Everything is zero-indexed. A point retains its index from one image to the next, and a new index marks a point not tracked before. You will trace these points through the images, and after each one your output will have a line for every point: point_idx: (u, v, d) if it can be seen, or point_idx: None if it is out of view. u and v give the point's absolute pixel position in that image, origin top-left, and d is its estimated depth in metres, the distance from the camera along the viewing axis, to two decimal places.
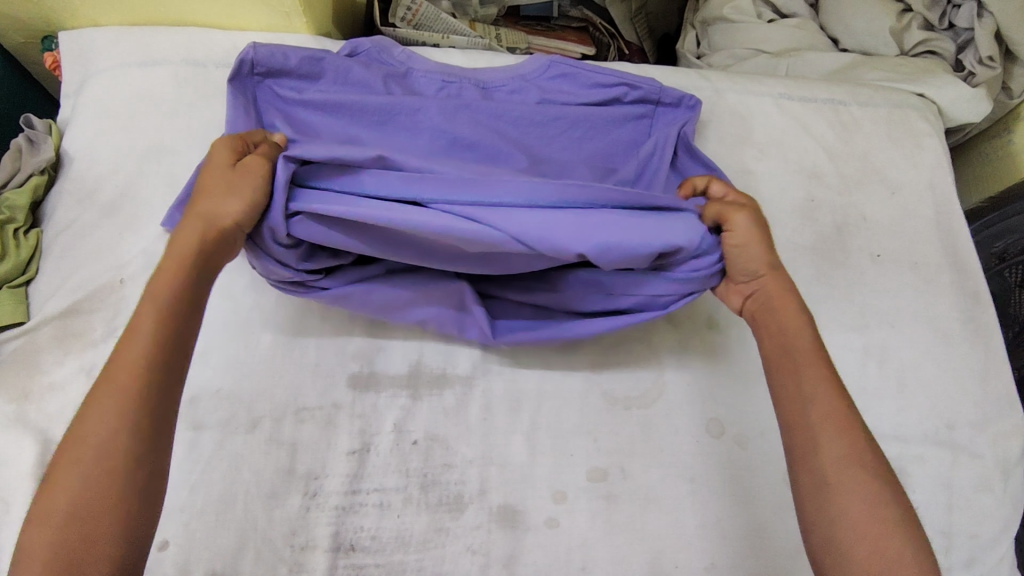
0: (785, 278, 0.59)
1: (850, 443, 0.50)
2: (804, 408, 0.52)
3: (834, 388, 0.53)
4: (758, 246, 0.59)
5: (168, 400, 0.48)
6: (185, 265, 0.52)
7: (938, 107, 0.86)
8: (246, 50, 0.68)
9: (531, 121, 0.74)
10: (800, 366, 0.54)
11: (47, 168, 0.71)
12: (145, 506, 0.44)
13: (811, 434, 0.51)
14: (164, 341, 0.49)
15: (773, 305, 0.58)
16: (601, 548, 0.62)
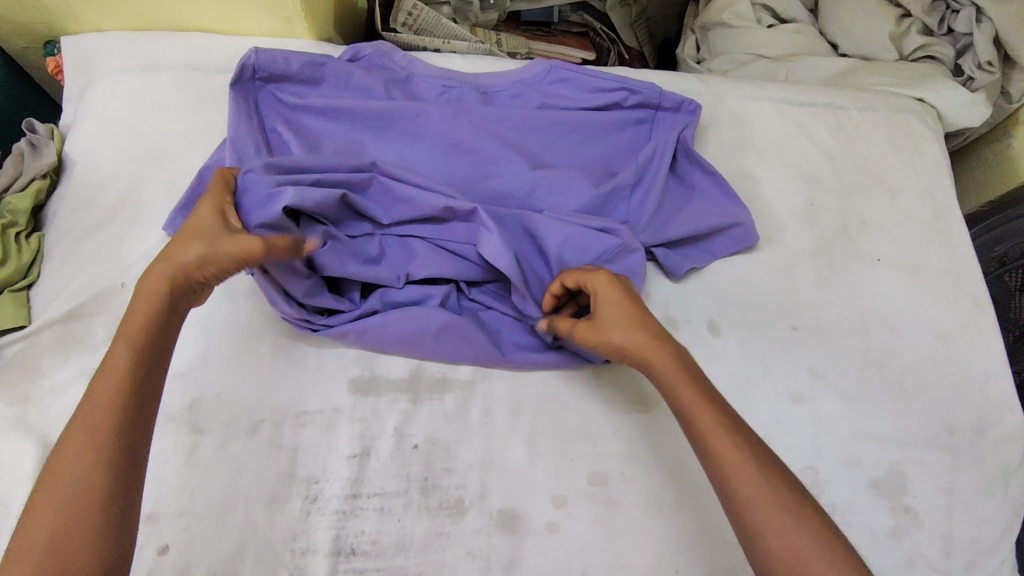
0: (649, 330, 0.55)
1: (762, 485, 0.47)
2: (712, 462, 0.48)
3: (733, 434, 0.49)
4: (617, 323, 0.56)
5: (142, 434, 0.48)
6: (158, 308, 0.51)
7: (937, 111, 0.87)
8: (248, 55, 0.68)
9: (531, 126, 0.75)
10: (696, 413, 0.50)
11: (49, 172, 0.72)
12: (124, 533, 0.44)
13: (727, 479, 0.47)
14: (139, 379, 0.48)
15: (649, 361, 0.54)
16: (601, 553, 0.62)
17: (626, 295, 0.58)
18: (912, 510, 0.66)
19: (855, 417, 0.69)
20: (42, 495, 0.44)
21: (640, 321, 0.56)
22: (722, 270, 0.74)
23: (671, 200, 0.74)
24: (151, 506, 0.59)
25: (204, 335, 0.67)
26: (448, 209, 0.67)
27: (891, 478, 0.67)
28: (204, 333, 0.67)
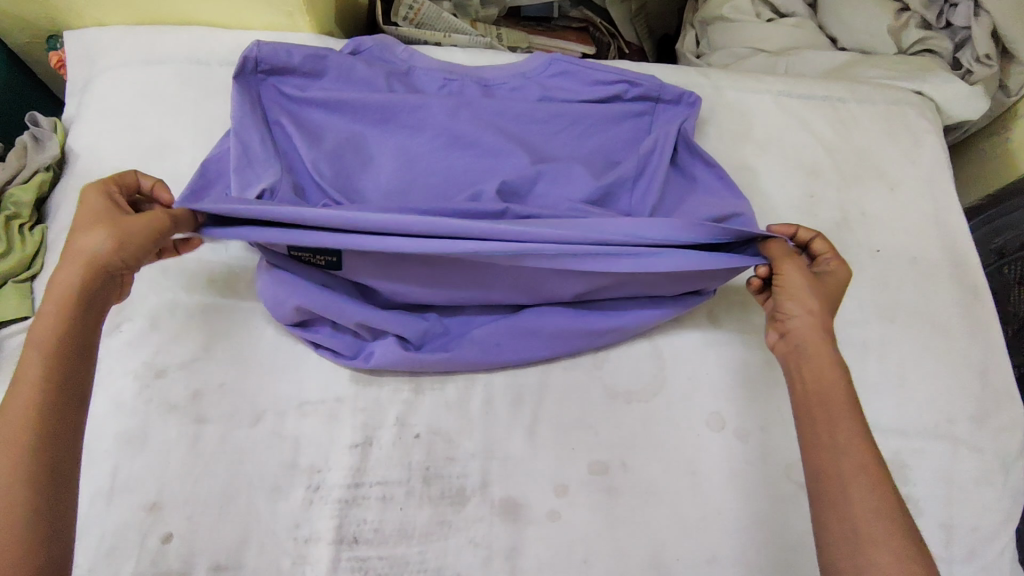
0: (826, 326, 0.57)
1: (880, 498, 0.49)
2: (836, 462, 0.51)
3: (866, 443, 0.51)
4: (806, 295, 0.58)
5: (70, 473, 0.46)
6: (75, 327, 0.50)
7: (935, 104, 0.87)
8: (250, 47, 0.69)
9: (531, 117, 0.75)
10: (834, 417, 0.53)
11: (53, 165, 0.72)
12: (57, 543, 0.44)
13: (841, 486, 0.50)
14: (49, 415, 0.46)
15: (805, 344, 0.57)
16: (602, 541, 0.62)
17: (837, 288, 0.60)
18: (911, 499, 0.67)
19: None
20: None
21: (828, 311, 0.58)
22: None
23: (671, 192, 0.75)
24: (154, 495, 0.60)
25: (206, 325, 0.67)
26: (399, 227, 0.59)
27: (891, 467, 0.68)
28: (206, 324, 0.67)
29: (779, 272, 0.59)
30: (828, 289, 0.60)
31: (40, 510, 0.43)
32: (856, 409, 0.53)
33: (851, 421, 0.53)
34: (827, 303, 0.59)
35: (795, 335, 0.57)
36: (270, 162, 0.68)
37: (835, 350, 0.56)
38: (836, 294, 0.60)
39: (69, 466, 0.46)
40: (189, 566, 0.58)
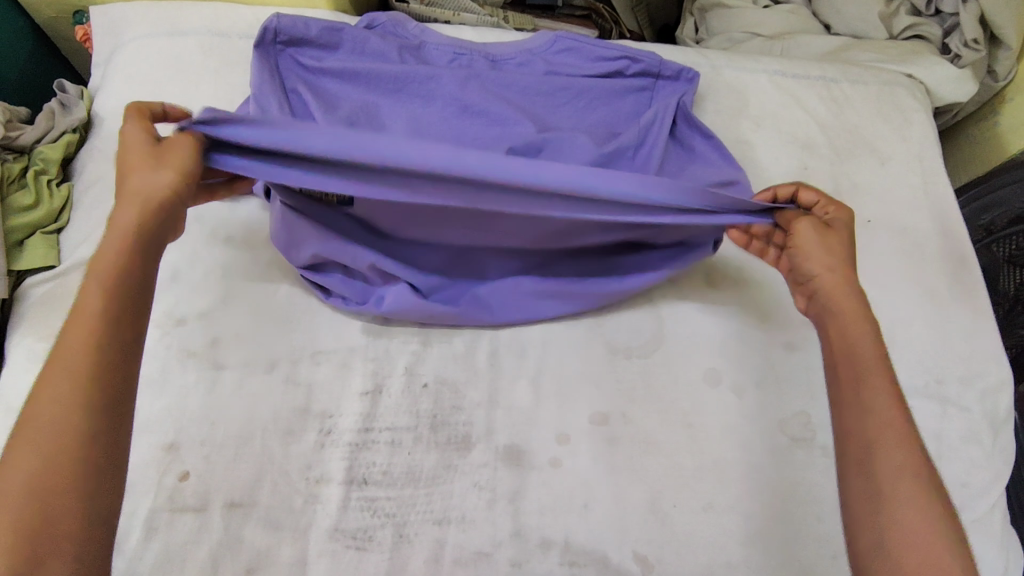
0: (854, 285, 0.58)
1: (907, 456, 0.49)
2: (863, 424, 0.51)
3: (894, 403, 0.52)
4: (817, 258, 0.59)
5: (118, 411, 0.44)
6: (132, 252, 0.48)
7: (925, 87, 0.90)
8: (272, 18, 0.73)
9: (538, 90, 0.79)
10: (862, 375, 0.53)
11: (79, 127, 0.75)
12: (103, 495, 0.42)
13: (865, 449, 0.50)
14: (107, 345, 0.45)
15: (839, 308, 0.57)
16: (602, 487, 0.65)
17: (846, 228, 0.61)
18: None
19: None
20: (26, 440, 0.42)
21: (849, 262, 0.59)
22: None
23: (672, 162, 0.78)
24: (172, 436, 0.62)
25: (223, 279, 0.70)
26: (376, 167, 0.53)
27: None
28: (222, 278, 0.70)
29: (794, 230, 0.60)
30: (838, 234, 0.60)
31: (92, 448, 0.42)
32: (884, 365, 0.54)
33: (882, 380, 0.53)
34: (847, 259, 0.59)
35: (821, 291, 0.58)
36: (287, 125, 0.71)
37: (868, 312, 0.56)
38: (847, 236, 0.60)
39: (120, 409, 0.44)
40: (206, 502, 0.61)
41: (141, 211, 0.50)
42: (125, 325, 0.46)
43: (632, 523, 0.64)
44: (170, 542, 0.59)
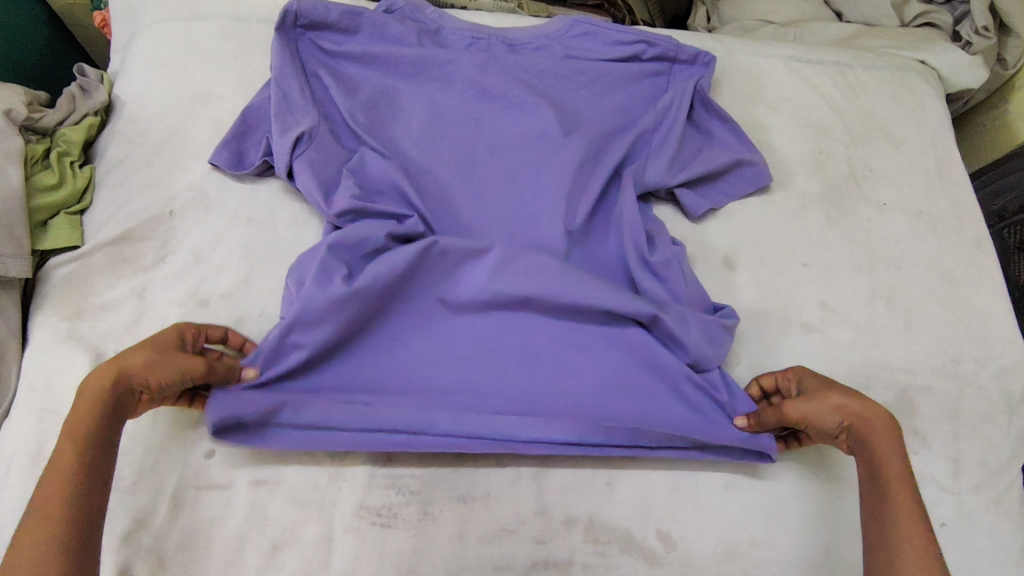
0: (880, 413, 0.60)
1: (930, 573, 0.51)
2: (888, 545, 0.54)
3: (914, 519, 0.54)
4: (829, 411, 0.61)
5: (89, 536, 0.48)
6: (106, 407, 0.53)
7: (937, 73, 0.91)
8: (292, 2, 0.73)
9: (555, 75, 0.80)
10: (887, 501, 0.56)
11: (100, 111, 0.75)
12: None
13: (889, 569, 0.53)
14: (81, 484, 0.49)
15: (868, 429, 0.60)
16: (624, 465, 0.65)
17: (824, 380, 0.65)
18: (920, 433, 0.70)
19: (864, 347, 0.72)
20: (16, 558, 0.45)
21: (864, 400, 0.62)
22: (737, 211, 0.78)
23: (688, 147, 0.79)
24: (197, 414, 0.63)
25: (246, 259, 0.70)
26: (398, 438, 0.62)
27: (899, 403, 0.70)
28: (246, 258, 0.69)
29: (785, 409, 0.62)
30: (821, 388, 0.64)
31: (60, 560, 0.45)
32: (910, 487, 0.57)
33: (907, 502, 0.56)
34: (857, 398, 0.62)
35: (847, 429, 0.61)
36: (308, 108, 0.71)
37: (899, 440, 0.59)
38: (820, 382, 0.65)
39: (90, 535, 0.48)
40: (232, 479, 0.61)
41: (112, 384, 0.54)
42: (98, 470, 0.51)
43: (655, 500, 0.64)
44: (196, 519, 0.59)
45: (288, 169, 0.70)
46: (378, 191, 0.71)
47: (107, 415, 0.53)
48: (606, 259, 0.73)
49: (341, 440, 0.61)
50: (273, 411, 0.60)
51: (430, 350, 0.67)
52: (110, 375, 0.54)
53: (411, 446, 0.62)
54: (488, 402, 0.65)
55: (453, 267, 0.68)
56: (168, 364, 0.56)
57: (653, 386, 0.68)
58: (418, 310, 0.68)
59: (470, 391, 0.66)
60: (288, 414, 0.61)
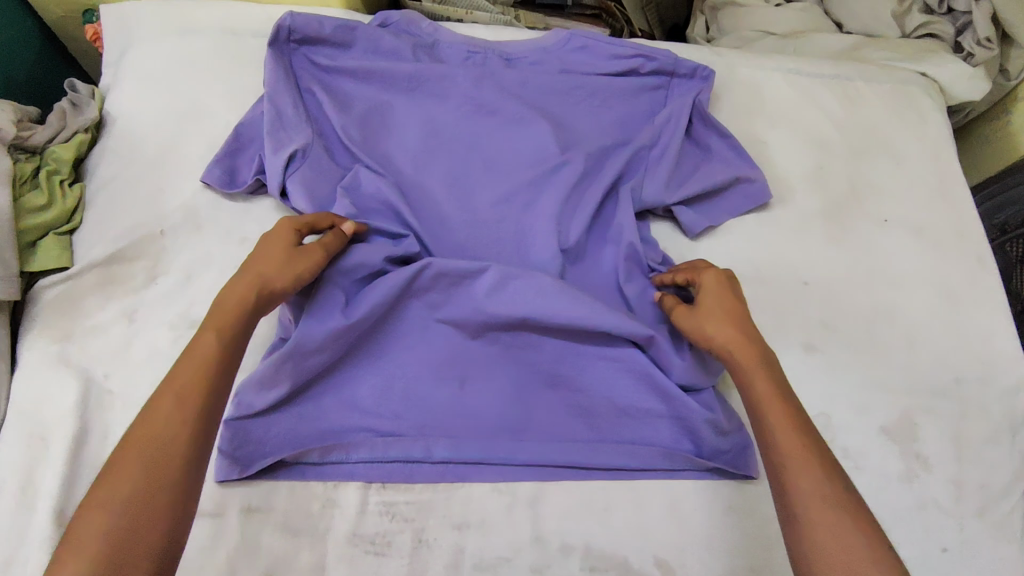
0: (745, 332, 0.59)
1: (814, 478, 0.47)
2: (771, 451, 0.50)
3: (789, 426, 0.51)
4: (708, 326, 0.60)
5: (209, 436, 0.47)
6: (244, 310, 0.54)
7: (939, 86, 0.90)
8: (285, 17, 0.72)
9: (552, 90, 0.79)
10: (760, 410, 0.53)
11: (90, 127, 0.74)
12: (191, 494, 0.44)
13: (777, 477, 0.49)
14: (213, 380, 0.49)
15: (734, 357, 0.57)
16: (621, 491, 0.64)
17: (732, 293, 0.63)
18: (921, 456, 0.69)
19: (864, 367, 0.72)
20: (128, 455, 0.43)
21: (740, 322, 0.60)
22: (736, 230, 0.77)
23: (687, 164, 0.78)
24: None
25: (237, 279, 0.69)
26: (403, 464, 0.63)
27: (901, 425, 0.70)
28: None
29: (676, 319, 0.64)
30: (712, 301, 0.62)
31: (190, 455, 0.45)
32: (781, 397, 0.53)
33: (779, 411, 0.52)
34: (729, 318, 0.60)
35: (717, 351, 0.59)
36: (302, 125, 0.70)
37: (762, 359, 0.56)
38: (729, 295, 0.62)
39: (210, 439, 0.47)
40: (222, 507, 0.60)
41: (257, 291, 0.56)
42: (227, 371, 0.51)
43: (653, 526, 0.63)
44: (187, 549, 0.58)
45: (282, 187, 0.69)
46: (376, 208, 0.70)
47: (251, 319, 0.54)
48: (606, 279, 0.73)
49: (347, 470, 0.62)
50: (279, 454, 0.61)
51: (427, 374, 0.66)
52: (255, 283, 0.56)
53: (414, 474, 0.63)
54: (487, 429, 0.65)
55: (452, 292, 0.68)
56: (303, 262, 0.59)
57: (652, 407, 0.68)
58: (416, 331, 0.68)
59: (469, 412, 0.66)
60: (291, 449, 0.61)
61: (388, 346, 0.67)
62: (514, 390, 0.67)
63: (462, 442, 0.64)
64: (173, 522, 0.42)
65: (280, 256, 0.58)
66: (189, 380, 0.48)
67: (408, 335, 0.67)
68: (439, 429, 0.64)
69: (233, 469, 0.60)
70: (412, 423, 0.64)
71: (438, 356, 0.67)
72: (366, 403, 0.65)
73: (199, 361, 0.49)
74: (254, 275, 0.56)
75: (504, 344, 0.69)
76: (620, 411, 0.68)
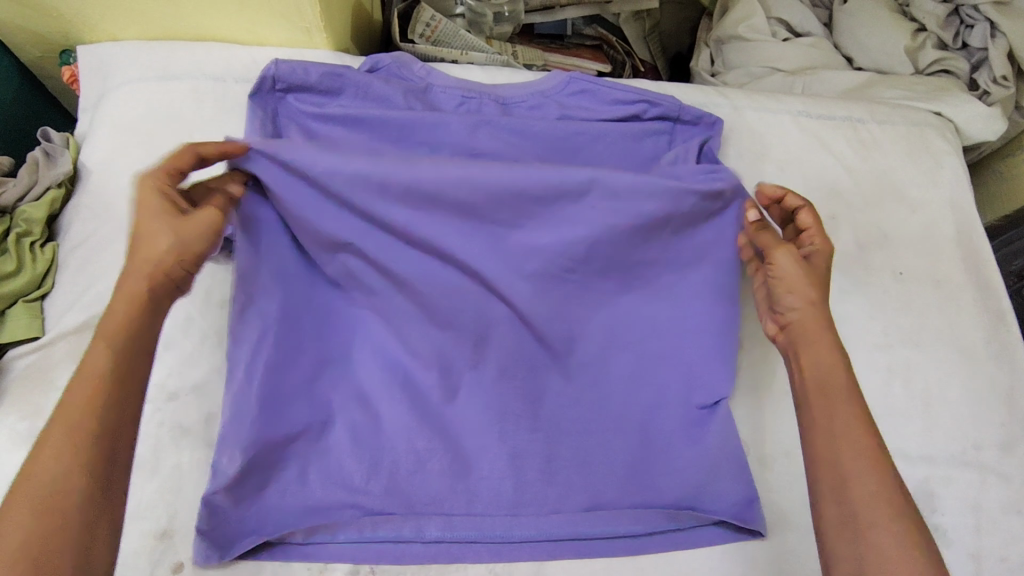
0: (827, 310, 0.57)
1: (880, 479, 0.49)
2: (831, 440, 0.51)
3: (862, 423, 0.51)
4: (799, 286, 0.58)
5: (122, 451, 0.46)
6: (140, 302, 0.50)
7: (954, 125, 0.87)
8: (269, 66, 0.68)
9: (552, 136, 0.74)
10: (829, 393, 0.53)
11: (65, 181, 0.70)
12: (105, 523, 0.44)
13: (834, 469, 0.50)
14: (115, 391, 0.46)
15: (811, 327, 0.57)
16: (625, 572, 0.61)
17: (822, 266, 0.62)
18: (940, 528, 0.65)
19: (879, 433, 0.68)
20: (19, 493, 0.42)
21: (824, 296, 0.59)
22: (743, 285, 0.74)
23: None
24: (164, 522, 0.58)
25: (220, 345, 0.65)
26: (394, 542, 0.59)
27: (918, 495, 0.66)
28: (220, 345, 0.65)
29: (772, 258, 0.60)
30: (811, 267, 0.60)
31: (94, 481, 0.44)
32: (852, 386, 0.53)
33: (850, 403, 0.52)
34: (820, 289, 0.59)
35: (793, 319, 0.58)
36: None
37: (834, 338, 0.56)
38: (823, 270, 0.61)
39: (122, 453, 0.46)
40: None
41: (151, 278, 0.51)
42: (135, 373, 0.48)
43: None
44: None
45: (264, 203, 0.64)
46: (363, 232, 0.63)
47: (152, 306, 0.51)
48: (614, 334, 0.68)
49: (335, 552, 0.59)
50: (260, 535, 0.57)
51: (418, 444, 0.62)
52: (149, 270, 0.51)
53: (405, 555, 0.59)
54: (483, 505, 0.61)
55: (444, 356, 0.65)
56: (197, 234, 0.54)
57: (655, 475, 0.64)
58: (402, 395, 0.64)
59: (464, 485, 0.61)
60: (271, 529, 0.58)
61: (367, 411, 0.63)
62: (511, 460, 0.62)
63: (456, 518, 0.60)
64: (80, 550, 0.42)
65: (161, 228, 0.52)
66: (87, 391, 0.45)
67: (399, 398, 0.64)
68: (431, 503, 0.60)
69: (211, 553, 0.56)
70: (401, 497, 0.60)
71: (427, 424, 0.63)
72: (352, 479, 0.60)
73: (94, 375, 0.46)
74: (148, 252, 0.52)
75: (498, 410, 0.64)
76: (625, 476, 0.64)
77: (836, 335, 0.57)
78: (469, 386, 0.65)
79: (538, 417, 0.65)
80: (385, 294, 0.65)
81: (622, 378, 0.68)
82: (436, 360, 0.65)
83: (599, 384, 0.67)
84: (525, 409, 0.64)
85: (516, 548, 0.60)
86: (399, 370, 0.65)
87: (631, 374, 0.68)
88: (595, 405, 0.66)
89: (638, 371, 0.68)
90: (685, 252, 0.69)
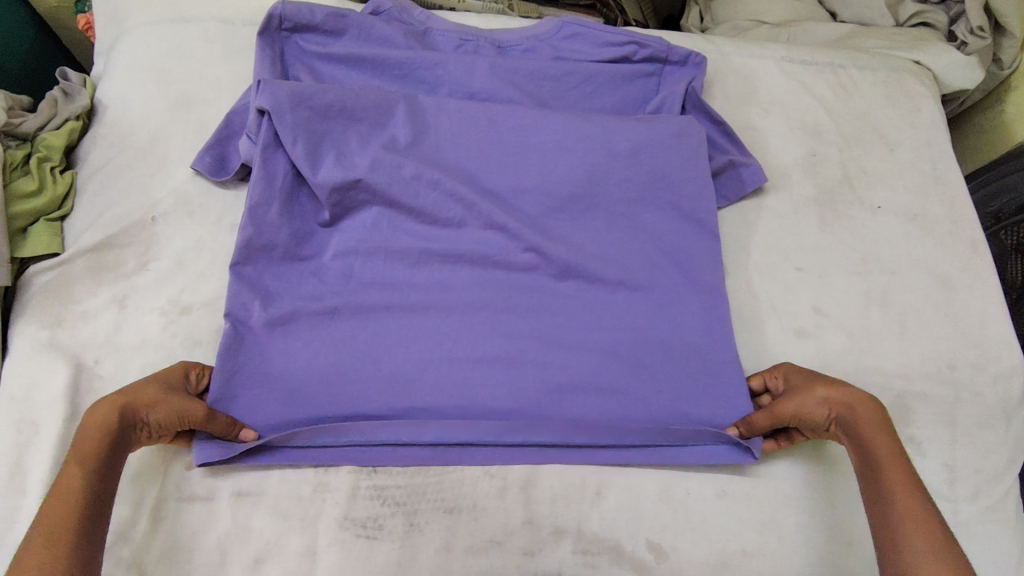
0: (857, 393, 0.60)
1: (928, 542, 0.50)
2: (885, 518, 0.53)
3: (910, 492, 0.53)
4: (814, 402, 0.61)
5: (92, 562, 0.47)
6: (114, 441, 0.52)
7: (933, 73, 0.90)
8: (275, 6, 0.72)
9: (545, 75, 0.78)
10: (876, 472, 0.56)
11: (82, 115, 0.74)
12: None
13: (891, 541, 0.52)
14: (88, 503, 0.48)
15: (850, 417, 0.59)
16: (615, 475, 0.64)
17: (809, 374, 0.64)
18: (915, 440, 0.68)
19: (857, 353, 0.71)
20: None
21: (839, 389, 0.61)
22: (728, 217, 0.77)
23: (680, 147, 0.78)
24: None
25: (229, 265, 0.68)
26: (389, 446, 0.62)
27: (896, 409, 0.69)
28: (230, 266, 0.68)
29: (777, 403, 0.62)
30: (803, 381, 0.63)
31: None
32: (901, 462, 0.56)
33: (898, 475, 0.55)
34: (833, 386, 0.61)
35: (831, 417, 0.60)
36: None
37: (879, 421, 0.58)
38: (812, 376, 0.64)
39: (92, 561, 0.47)
40: (211, 493, 0.60)
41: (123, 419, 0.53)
42: (105, 492, 0.50)
43: (644, 510, 0.63)
44: (179, 531, 0.58)
45: (273, 135, 0.69)
46: (370, 166, 0.69)
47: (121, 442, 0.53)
48: (605, 255, 0.71)
49: (332, 454, 0.62)
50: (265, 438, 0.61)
51: (414, 354, 0.66)
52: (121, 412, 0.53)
53: (398, 457, 0.62)
54: (476, 410, 0.64)
55: (438, 274, 0.70)
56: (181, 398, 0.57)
57: (643, 390, 0.67)
58: (398, 310, 0.67)
59: (457, 393, 0.65)
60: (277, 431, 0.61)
61: (363, 326, 0.66)
62: (504, 370, 0.66)
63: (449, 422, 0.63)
64: None
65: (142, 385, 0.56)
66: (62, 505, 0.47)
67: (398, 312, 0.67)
68: (426, 409, 0.64)
69: (214, 452, 0.59)
70: (398, 404, 0.64)
71: (423, 338, 0.66)
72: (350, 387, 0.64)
73: (70, 491, 0.48)
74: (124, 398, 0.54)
75: (490, 327, 0.68)
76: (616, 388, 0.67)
77: (883, 414, 0.59)
78: (463, 303, 0.69)
79: (529, 332, 0.68)
80: (385, 218, 0.71)
81: (609, 298, 0.70)
82: (429, 276, 0.70)
83: (590, 301, 0.70)
84: (516, 324, 0.68)
85: (506, 452, 0.64)
86: (397, 288, 0.69)
87: (619, 295, 0.71)
88: (585, 323, 0.69)
89: (626, 292, 0.71)
90: (667, 185, 0.74)
